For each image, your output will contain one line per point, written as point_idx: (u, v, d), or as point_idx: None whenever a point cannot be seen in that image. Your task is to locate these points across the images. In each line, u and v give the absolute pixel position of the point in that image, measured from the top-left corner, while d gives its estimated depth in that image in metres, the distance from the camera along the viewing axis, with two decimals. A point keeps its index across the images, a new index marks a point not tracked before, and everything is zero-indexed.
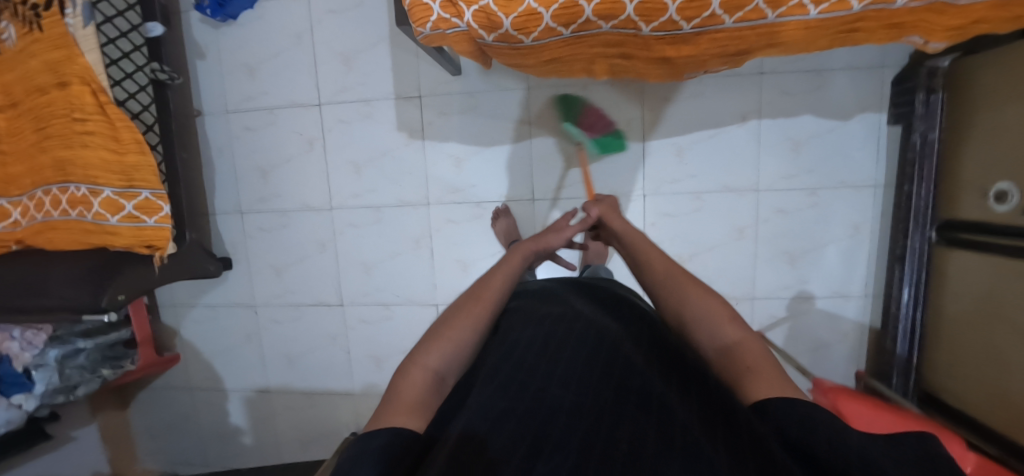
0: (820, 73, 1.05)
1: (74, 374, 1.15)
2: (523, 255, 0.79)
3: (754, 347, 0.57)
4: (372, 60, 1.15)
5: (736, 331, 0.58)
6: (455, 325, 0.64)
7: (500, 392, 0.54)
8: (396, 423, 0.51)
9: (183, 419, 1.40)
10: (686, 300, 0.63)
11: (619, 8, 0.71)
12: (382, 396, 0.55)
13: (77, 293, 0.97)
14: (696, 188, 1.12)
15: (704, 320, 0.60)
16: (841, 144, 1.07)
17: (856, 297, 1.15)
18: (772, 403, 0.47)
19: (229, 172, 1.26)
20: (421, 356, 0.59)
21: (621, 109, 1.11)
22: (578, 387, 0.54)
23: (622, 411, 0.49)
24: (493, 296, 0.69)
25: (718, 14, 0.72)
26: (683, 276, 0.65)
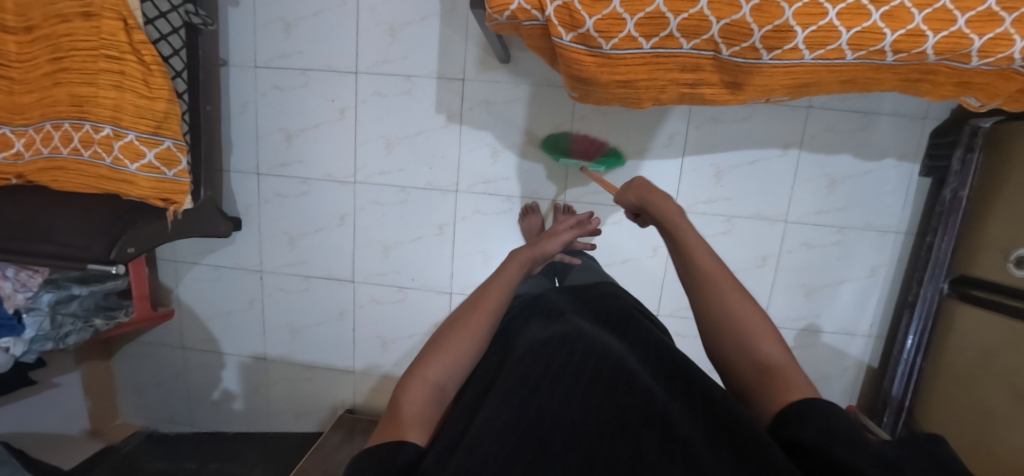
0: (867, 115, 1.06)
1: (66, 322, 1.08)
2: (521, 263, 0.73)
3: (796, 377, 0.49)
4: (419, 35, 1.10)
5: (778, 351, 0.51)
6: (455, 336, 0.61)
7: (499, 403, 0.51)
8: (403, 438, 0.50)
9: (173, 378, 1.38)
10: (724, 312, 0.54)
11: (705, 26, 0.69)
12: (384, 412, 0.54)
13: (87, 244, 0.98)
14: (728, 211, 1.13)
15: (741, 330, 0.53)
16: (873, 188, 1.09)
17: (862, 336, 1.17)
18: (810, 420, 0.43)
19: (251, 130, 1.20)
20: (420, 369, 0.58)
21: (666, 122, 1.09)
22: (583, 399, 0.51)
23: (626, 427, 0.47)
24: (493, 306, 0.65)
25: (800, 48, 0.68)
26: (726, 277, 0.56)
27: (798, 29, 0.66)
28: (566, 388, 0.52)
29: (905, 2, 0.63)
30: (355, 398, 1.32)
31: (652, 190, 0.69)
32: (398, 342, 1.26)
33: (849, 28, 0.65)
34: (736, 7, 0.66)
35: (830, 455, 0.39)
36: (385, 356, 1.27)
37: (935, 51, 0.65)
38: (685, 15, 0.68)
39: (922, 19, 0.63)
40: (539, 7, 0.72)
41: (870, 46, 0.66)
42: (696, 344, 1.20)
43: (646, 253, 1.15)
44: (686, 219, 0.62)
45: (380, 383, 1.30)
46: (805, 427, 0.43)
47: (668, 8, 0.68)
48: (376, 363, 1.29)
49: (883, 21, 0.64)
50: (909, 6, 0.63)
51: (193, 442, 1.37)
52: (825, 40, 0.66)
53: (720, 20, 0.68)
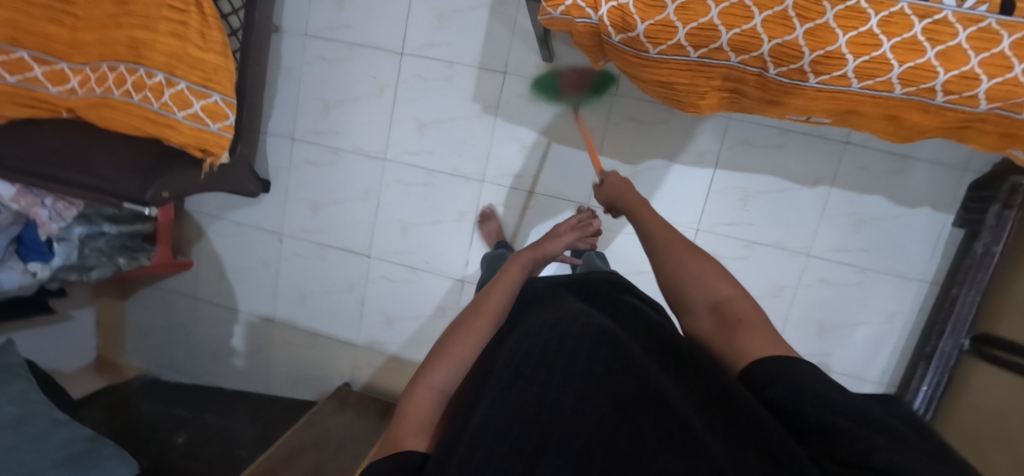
0: (903, 158, 1.04)
1: (92, 256, 1.12)
2: (523, 264, 0.74)
3: (746, 304, 0.53)
4: (466, 23, 1.12)
5: (730, 288, 0.54)
6: (457, 340, 0.60)
7: (491, 394, 0.47)
8: (406, 444, 0.50)
9: (181, 327, 1.40)
10: (678, 265, 0.57)
11: (756, 43, 0.68)
12: (390, 422, 0.54)
13: (124, 181, 0.96)
14: (750, 236, 1.11)
15: (696, 284, 0.55)
16: (902, 233, 1.07)
17: (870, 381, 1.15)
18: (779, 369, 0.44)
19: (292, 96, 1.23)
20: (425, 375, 0.57)
21: (698, 139, 1.09)
22: (579, 376, 0.47)
23: (624, 407, 0.44)
24: (495, 308, 0.66)
25: (849, 76, 0.68)
26: (678, 239, 0.59)
27: (850, 57, 0.66)
28: (561, 364, 0.49)
29: (962, 42, 0.62)
30: (353, 372, 1.33)
31: (628, 185, 0.74)
32: (403, 322, 1.27)
33: (901, 62, 0.65)
34: (790, 28, 0.66)
35: (802, 415, 0.40)
36: (388, 335, 1.29)
37: (986, 96, 0.65)
38: (737, 30, 0.68)
39: (978, 62, 0.62)
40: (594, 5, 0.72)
41: (921, 83, 0.66)
42: None
43: None
44: (648, 206, 0.67)
45: (379, 360, 1.31)
46: (770, 387, 0.43)
47: (721, 21, 0.68)
48: (379, 340, 1.30)
49: (936, 59, 0.64)
50: (966, 47, 0.62)
51: (191, 391, 1.39)
52: (876, 71, 0.66)
53: (773, 39, 0.68)
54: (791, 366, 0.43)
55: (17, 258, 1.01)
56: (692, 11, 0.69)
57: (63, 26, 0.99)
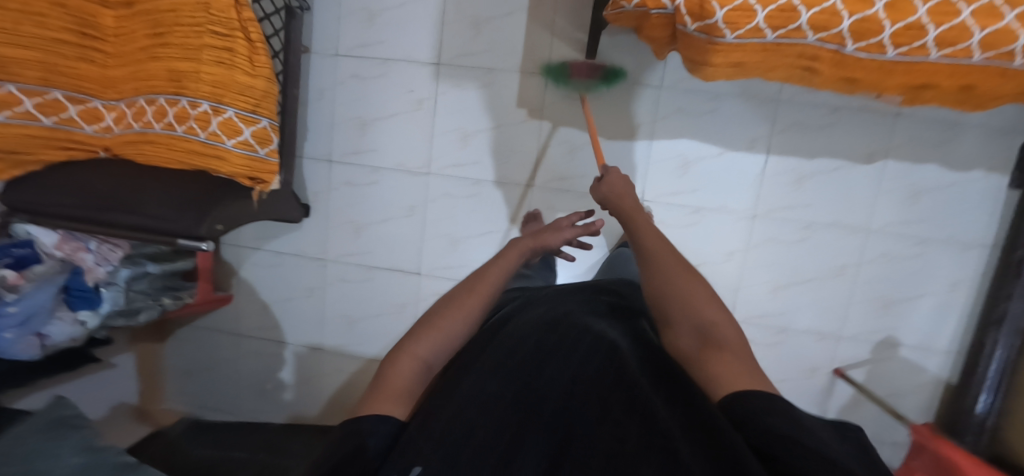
0: (953, 126, 1.04)
1: (138, 299, 1.07)
2: (521, 251, 0.71)
3: (733, 333, 0.48)
4: (504, 29, 1.11)
5: (718, 313, 0.50)
6: (446, 317, 0.59)
7: (487, 372, 0.50)
8: (381, 410, 0.49)
9: (223, 364, 1.35)
10: (670, 284, 0.53)
11: (836, 20, 0.67)
12: (369, 383, 0.53)
13: (178, 216, 0.94)
14: (808, 218, 1.11)
15: (682, 295, 0.52)
16: (959, 201, 1.07)
17: (939, 352, 1.14)
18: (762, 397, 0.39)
19: (326, 117, 1.20)
20: (411, 344, 0.56)
21: (748, 125, 1.08)
22: (563, 375, 0.50)
23: (604, 404, 0.45)
24: (489, 290, 0.63)
25: (928, 47, 0.67)
26: (667, 250, 0.57)
27: (931, 27, 0.65)
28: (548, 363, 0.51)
29: None
30: None
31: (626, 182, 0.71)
32: None
33: (982, 27, 0.64)
34: (868, 3, 0.65)
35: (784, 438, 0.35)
36: None
37: None
38: (816, 8, 0.67)
39: None
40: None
41: (1002, 46, 0.64)
42: (765, 353, 1.18)
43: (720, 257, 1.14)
44: (642, 211, 0.65)
45: None
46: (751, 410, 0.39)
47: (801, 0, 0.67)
48: None
49: (1016, 22, 0.63)
50: None
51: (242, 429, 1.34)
52: (957, 38, 0.65)
53: (853, 15, 0.66)
54: (773, 402, 0.39)
55: (66, 308, 0.94)
56: None
57: (94, 63, 0.95)
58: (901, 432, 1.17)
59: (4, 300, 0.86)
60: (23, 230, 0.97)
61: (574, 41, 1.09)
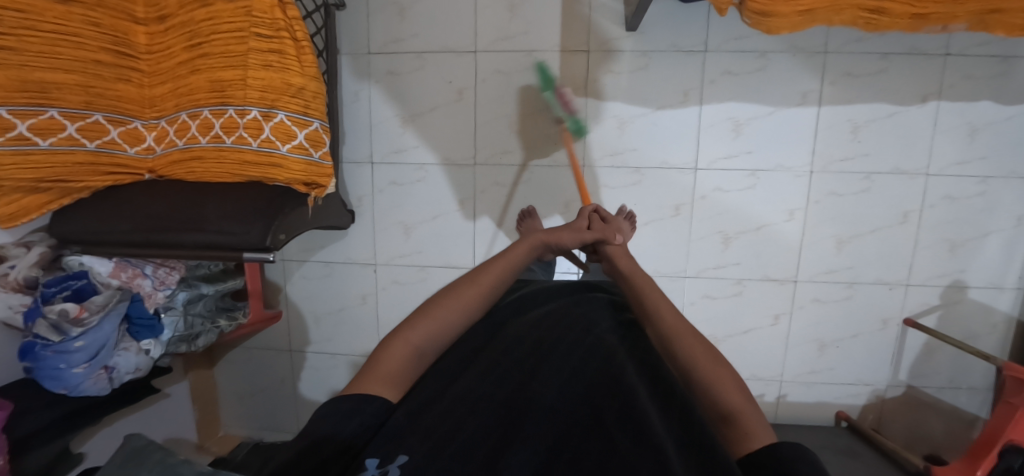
0: (1006, 59, 1.03)
1: (197, 322, 1.03)
2: (531, 245, 0.78)
3: (750, 415, 0.53)
4: (541, 7, 1.08)
5: (739, 399, 0.55)
6: (442, 305, 0.65)
7: (478, 377, 0.52)
8: (368, 389, 0.53)
9: (280, 383, 1.31)
10: (695, 361, 0.59)
11: None
12: (364, 363, 0.57)
13: (242, 228, 0.87)
14: (868, 168, 1.09)
15: (703, 382, 0.57)
16: (1017, 134, 1.05)
17: (1009, 289, 1.13)
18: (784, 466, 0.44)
19: (364, 119, 1.17)
20: (405, 331, 0.61)
21: (799, 80, 1.07)
22: (558, 391, 0.49)
23: (595, 419, 0.44)
24: (489, 283, 0.68)
25: None
26: (690, 334, 0.62)
27: None
28: (542, 380, 0.51)
29: None
30: None
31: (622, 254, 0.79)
32: None
33: None
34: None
35: None
36: None
37: None
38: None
39: None
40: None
41: None
42: (836, 310, 1.16)
43: (783, 217, 1.12)
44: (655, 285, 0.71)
45: None
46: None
47: None
48: None
49: None
50: None
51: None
52: None
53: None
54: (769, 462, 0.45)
55: (130, 337, 0.92)
56: None
57: (131, 83, 0.92)
58: (978, 374, 1.16)
59: (70, 335, 0.82)
60: (76, 261, 0.92)
61: (615, 11, 1.07)
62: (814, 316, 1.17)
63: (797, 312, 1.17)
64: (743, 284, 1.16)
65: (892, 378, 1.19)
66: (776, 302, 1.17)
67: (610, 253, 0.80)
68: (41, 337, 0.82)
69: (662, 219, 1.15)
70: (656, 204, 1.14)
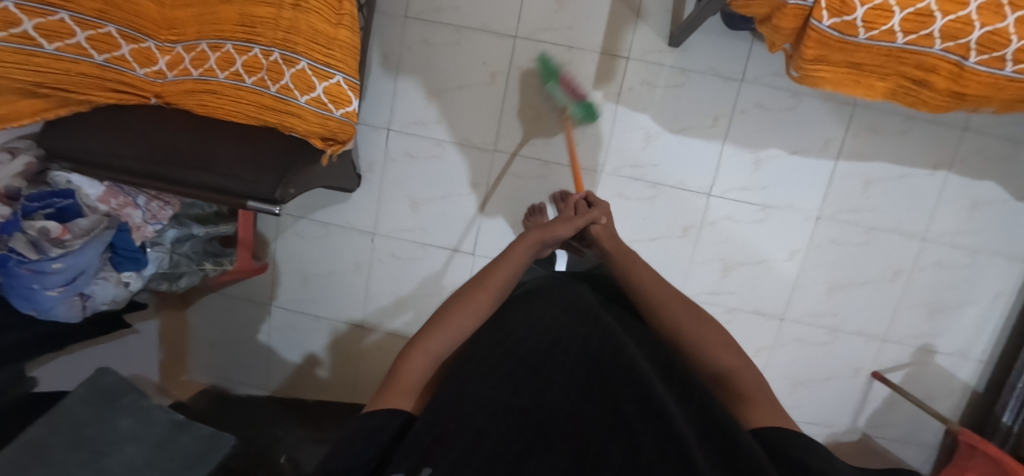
0: (1017, 144, 1.07)
1: (182, 262, 1.01)
2: (530, 244, 0.68)
3: (748, 375, 0.53)
4: (590, 4, 1.06)
5: (731, 357, 0.55)
6: (458, 312, 0.57)
7: (495, 379, 0.48)
8: (396, 405, 0.47)
9: (255, 337, 1.28)
10: (679, 329, 0.59)
11: (968, 28, 0.65)
12: (381, 379, 0.50)
13: (253, 176, 0.87)
14: (871, 223, 1.13)
15: (695, 347, 0.57)
16: (1010, 218, 1.11)
17: (973, 360, 1.19)
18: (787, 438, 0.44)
19: (389, 83, 1.13)
20: (422, 340, 0.54)
21: (825, 126, 1.08)
22: (578, 391, 0.47)
23: (620, 415, 0.43)
24: (500, 283, 0.62)
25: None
26: (678, 300, 0.61)
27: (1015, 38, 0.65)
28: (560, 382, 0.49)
29: None
30: None
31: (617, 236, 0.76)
32: None
33: None
34: (1002, 16, 0.64)
35: None
36: None
37: None
38: (953, 16, 0.65)
39: None
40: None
41: None
42: (814, 353, 1.20)
43: (784, 256, 1.15)
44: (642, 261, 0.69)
45: None
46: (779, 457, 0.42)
47: (938, 6, 0.65)
48: None
49: None
50: None
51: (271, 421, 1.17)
52: None
53: (985, 27, 0.65)
54: (785, 434, 0.45)
55: (111, 267, 0.89)
56: None
57: None
58: (929, 432, 1.22)
59: (48, 255, 0.77)
60: (63, 178, 0.86)
61: (662, 24, 1.06)
62: (793, 354, 1.21)
63: (778, 349, 1.21)
64: (733, 314, 1.19)
65: (851, 425, 1.25)
66: (761, 336, 1.20)
67: (598, 240, 0.77)
68: (18, 254, 0.76)
69: (668, 238, 1.16)
70: (665, 222, 1.15)
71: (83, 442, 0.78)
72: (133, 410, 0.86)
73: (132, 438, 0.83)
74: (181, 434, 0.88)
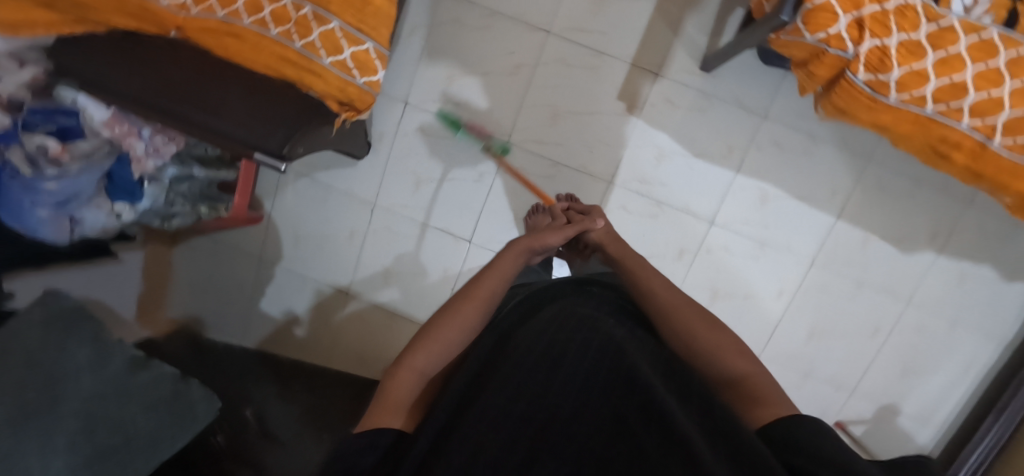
0: (1014, 227, 1.09)
1: (177, 201, 0.99)
2: (518, 252, 0.68)
3: (762, 380, 0.53)
4: (627, 14, 1.05)
5: (745, 364, 0.55)
6: (445, 325, 0.56)
7: (490, 385, 0.46)
8: (385, 424, 0.47)
9: (238, 287, 1.28)
10: (692, 332, 0.58)
11: (983, 111, 0.75)
12: (371, 400, 0.50)
13: (263, 132, 0.83)
14: (861, 278, 1.14)
15: (704, 349, 0.57)
16: (994, 296, 1.13)
17: (932, 426, 1.22)
18: (800, 431, 0.42)
19: (413, 57, 1.11)
20: (409, 356, 0.53)
21: (835, 176, 1.09)
22: (578, 390, 0.44)
23: (620, 415, 0.40)
24: (488, 294, 0.61)
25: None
26: (686, 305, 0.61)
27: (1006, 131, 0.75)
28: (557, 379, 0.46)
29: None
30: None
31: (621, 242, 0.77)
32: None
33: None
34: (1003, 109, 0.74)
35: None
36: None
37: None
38: (983, 94, 0.74)
39: None
40: (844, 9, 0.71)
41: None
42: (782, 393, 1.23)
43: (771, 295, 1.16)
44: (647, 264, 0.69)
45: None
46: (795, 454, 0.40)
47: (969, 83, 0.73)
48: None
49: None
50: None
51: (242, 375, 1.13)
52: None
53: (1011, 110, 0.74)
54: (797, 425, 0.44)
55: (106, 196, 0.89)
56: (949, 66, 0.73)
57: None
58: None
59: (44, 174, 0.78)
60: (68, 96, 0.83)
61: (696, 46, 1.05)
62: None
63: None
64: None
65: None
66: None
67: (600, 243, 0.77)
68: (14, 165, 0.78)
69: (662, 257, 1.17)
70: (663, 241, 1.16)
71: (42, 366, 0.75)
72: (89, 335, 0.83)
73: (90, 369, 0.79)
74: (140, 371, 0.85)
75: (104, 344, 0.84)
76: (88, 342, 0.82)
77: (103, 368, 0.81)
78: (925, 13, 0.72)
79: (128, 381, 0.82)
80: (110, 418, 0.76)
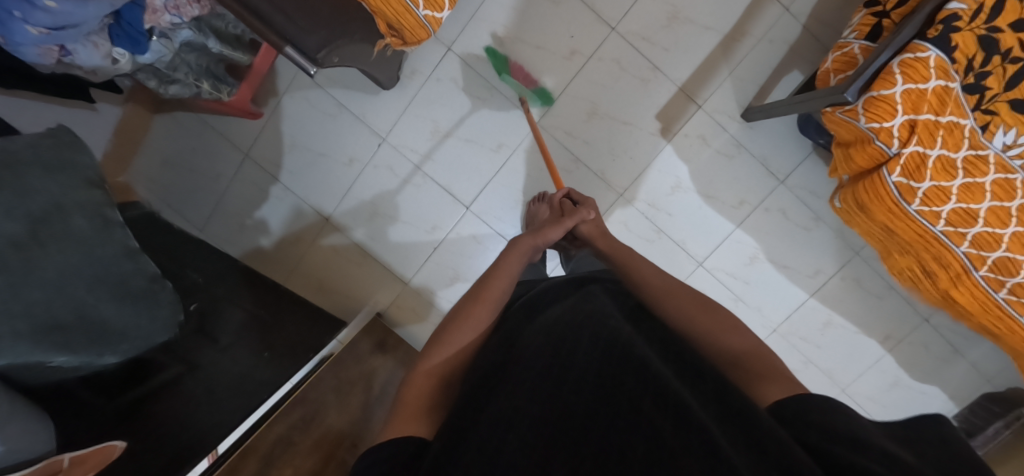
0: (955, 353, 1.17)
1: (180, 68, 0.93)
2: (524, 250, 0.71)
3: (769, 358, 0.55)
4: (694, 40, 1.04)
5: (740, 343, 0.57)
6: (455, 330, 0.58)
7: (507, 386, 0.46)
8: (406, 431, 0.48)
9: (215, 178, 1.21)
10: (688, 318, 0.60)
11: (984, 245, 0.80)
12: (391, 407, 0.52)
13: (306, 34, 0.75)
14: (812, 357, 1.21)
15: (703, 334, 0.59)
16: (916, 407, 1.22)
17: None
18: (812, 404, 0.44)
19: (471, 6, 1.06)
20: (423, 362, 0.56)
21: (823, 258, 1.13)
22: (592, 383, 0.45)
23: (636, 403, 0.41)
24: (495, 297, 0.63)
25: (1004, 287, 0.83)
26: (682, 292, 0.63)
27: (988, 267, 0.82)
28: (569, 372, 0.47)
29: None
30: (390, 307, 1.25)
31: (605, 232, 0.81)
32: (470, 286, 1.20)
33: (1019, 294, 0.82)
34: (995, 248, 0.80)
35: (841, 459, 0.37)
36: (447, 291, 1.21)
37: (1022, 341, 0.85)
38: (988, 228, 0.79)
39: None
40: (905, 108, 0.72)
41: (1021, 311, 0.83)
42: None
43: None
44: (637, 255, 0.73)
45: (419, 305, 1.24)
46: (812, 432, 0.41)
47: (983, 213, 0.78)
48: (430, 288, 1.23)
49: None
50: None
51: (221, 278, 1.04)
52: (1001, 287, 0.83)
53: (1007, 251, 0.79)
54: (805, 401, 0.45)
55: (106, 36, 0.78)
56: (971, 193, 0.77)
57: None
58: None
59: None
60: None
61: (745, 94, 1.06)
62: None
63: None
64: None
65: None
66: None
67: (589, 236, 0.81)
68: None
69: None
70: None
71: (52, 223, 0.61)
72: (98, 202, 0.71)
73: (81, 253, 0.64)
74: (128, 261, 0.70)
75: (108, 222, 0.70)
76: (87, 212, 0.68)
77: (87, 244, 0.66)
78: (969, 138, 0.75)
79: (104, 273, 0.67)
80: (77, 305, 0.62)
